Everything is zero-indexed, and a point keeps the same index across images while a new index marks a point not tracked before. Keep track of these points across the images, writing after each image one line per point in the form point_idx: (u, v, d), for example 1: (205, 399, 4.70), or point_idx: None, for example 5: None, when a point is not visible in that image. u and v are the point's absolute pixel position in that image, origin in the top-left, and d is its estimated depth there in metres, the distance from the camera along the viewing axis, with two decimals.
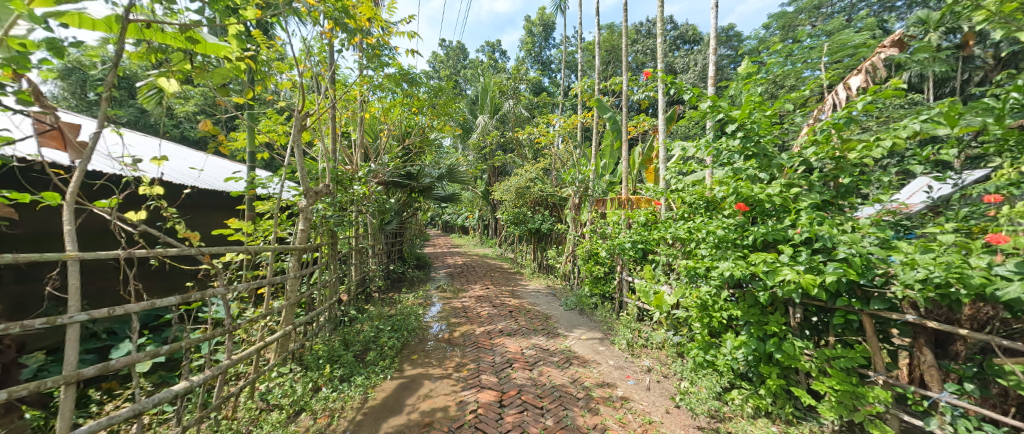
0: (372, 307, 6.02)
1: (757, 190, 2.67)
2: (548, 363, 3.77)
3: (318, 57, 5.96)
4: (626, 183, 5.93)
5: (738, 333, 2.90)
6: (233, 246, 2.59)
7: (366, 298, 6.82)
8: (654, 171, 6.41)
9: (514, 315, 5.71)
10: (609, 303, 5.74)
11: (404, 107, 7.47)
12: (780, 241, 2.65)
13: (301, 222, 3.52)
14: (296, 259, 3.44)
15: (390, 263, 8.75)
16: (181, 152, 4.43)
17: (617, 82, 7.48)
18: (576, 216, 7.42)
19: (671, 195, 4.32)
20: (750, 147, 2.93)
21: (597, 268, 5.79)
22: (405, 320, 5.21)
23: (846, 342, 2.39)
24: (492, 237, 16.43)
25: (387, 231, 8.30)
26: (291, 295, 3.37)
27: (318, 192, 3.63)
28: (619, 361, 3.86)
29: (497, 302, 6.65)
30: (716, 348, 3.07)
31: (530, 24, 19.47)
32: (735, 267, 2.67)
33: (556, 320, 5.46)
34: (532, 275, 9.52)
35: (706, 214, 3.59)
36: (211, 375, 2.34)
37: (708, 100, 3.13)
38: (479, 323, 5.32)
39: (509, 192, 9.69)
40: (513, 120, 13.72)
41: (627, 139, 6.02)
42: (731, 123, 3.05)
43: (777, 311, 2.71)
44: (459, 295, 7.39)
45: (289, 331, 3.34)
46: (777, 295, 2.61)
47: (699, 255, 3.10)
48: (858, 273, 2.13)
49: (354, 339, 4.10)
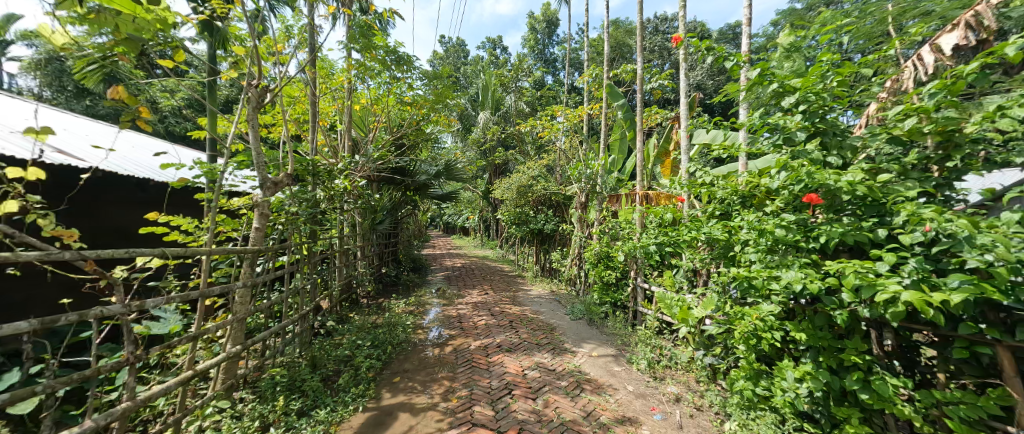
0: (357, 316, 5.41)
1: (832, 178, 2.04)
2: (555, 390, 3.14)
3: (298, 37, 5.38)
4: (640, 178, 5.30)
5: (799, 360, 2.29)
6: (144, 250, 1.95)
7: (353, 305, 6.22)
8: (670, 166, 5.77)
9: (514, 325, 5.09)
10: (621, 312, 5.13)
11: (397, 96, 6.86)
12: (865, 244, 2.01)
13: (255, 219, 2.90)
14: (250, 264, 2.84)
15: (383, 266, 8.16)
16: (80, 128, 3.60)
17: (629, 70, 6.84)
18: (583, 216, 6.81)
19: (700, 188, 3.69)
20: (816, 124, 2.31)
21: (608, 273, 5.19)
22: (391, 331, 4.60)
23: (965, 382, 1.76)
24: (492, 239, 15.85)
25: (379, 231, 7.71)
26: (243, 309, 2.78)
27: (279, 184, 3.01)
28: (640, 387, 3.24)
29: (496, 309, 6.03)
30: (767, 379, 2.45)
31: (534, 20, 18.84)
32: (805, 279, 2.03)
33: (562, 332, 4.85)
34: (534, 279, 8.87)
35: (748, 211, 2.98)
36: (101, 424, 1.71)
37: (761, 67, 2.50)
38: (476, 335, 4.69)
39: (511, 190, 9.06)
40: (515, 117, 13.09)
41: (642, 128, 5.38)
42: (789, 95, 2.43)
43: (855, 334, 2.08)
44: (455, 301, 6.78)
45: (239, 352, 2.74)
46: (860, 316, 1.99)
47: (747, 260, 2.47)
48: (1002, 290, 1.51)
49: (326, 357, 3.50)
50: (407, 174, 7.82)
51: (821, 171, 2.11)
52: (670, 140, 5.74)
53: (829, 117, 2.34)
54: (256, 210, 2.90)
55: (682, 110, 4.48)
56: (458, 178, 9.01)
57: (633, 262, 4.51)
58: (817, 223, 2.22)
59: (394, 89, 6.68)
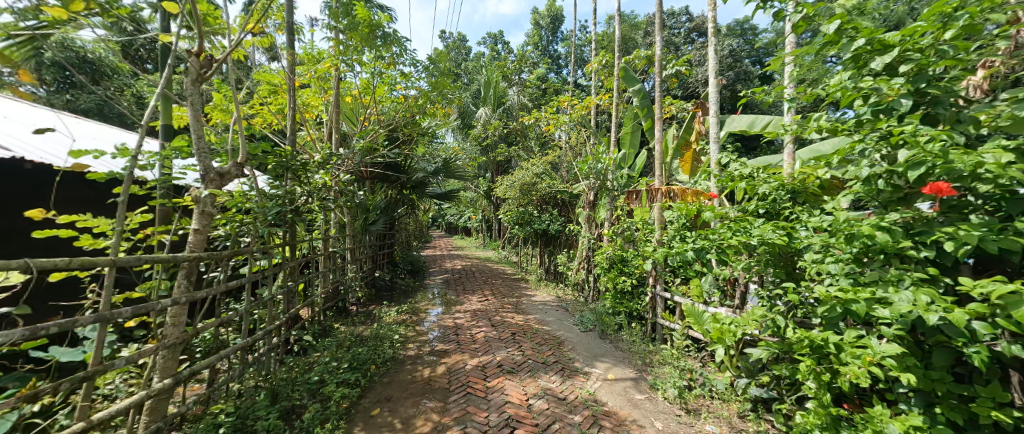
0: (343, 327, 4.87)
1: (968, 161, 1.44)
2: (566, 430, 2.59)
3: (276, 17, 4.89)
4: (659, 173, 4.71)
5: (899, 409, 1.71)
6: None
7: (341, 313, 5.69)
8: (690, 159, 5.16)
9: (517, 338, 4.51)
10: (637, 324, 4.56)
11: (389, 87, 6.32)
12: (1019, 253, 1.40)
13: (194, 219, 2.32)
14: (187, 276, 2.27)
15: (376, 269, 7.63)
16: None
17: (643, 56, 6.23)
18: (591, 216, 6.27)
19: (739, 181, 3.10)
20: (923, 91, 1.71)
21: (622, 280, 4.61)
22: (378, 346, 4.05)
23: None
24: (495, 239, 15.30)
25: (372, 232, 7.17)
26: (176, 332, 2.21)
27: (227, 176, 2.44)
28: (670, 424, 2.68)
29: (497, 319, 5.45)
30: (850, 429, 1.87)
31: (538, 15, 18.33)
32: (930, 304, 1.43)
33: (571, 347, 4.28)
34: (538, 283, 8.29)
35: (802, 209, 2.65)
36: None
37: (841, 17, 1.89)
38: (474, 351, 4.11)
39: (513, 189, 8.49)
40: (517, 112, 12.50)
41: (661, 116, 4.78)
42: (882, 57, 1.84)
43: (990, 379, 1.50)
44: (452, 309, 6.21)
45: (171, 387, 2.18)
46: (1006, 356, 1.40)
47: (822, 272, 1.89)
48: None
49: (293, 383, 2.95)
50: (402, 170, 7.45)
51: (947, 151, 1.50)
52: (690, 129, 5.14)
53: (940, 81, 1.74)
54: (196, 207, 2.33)
55: (711, 93, 3.87)
56: (457, 176, 8.45)
57: (654, 268, 3.91)
58: (929, 224, 1.63)
59: (386, 78, 6.13)
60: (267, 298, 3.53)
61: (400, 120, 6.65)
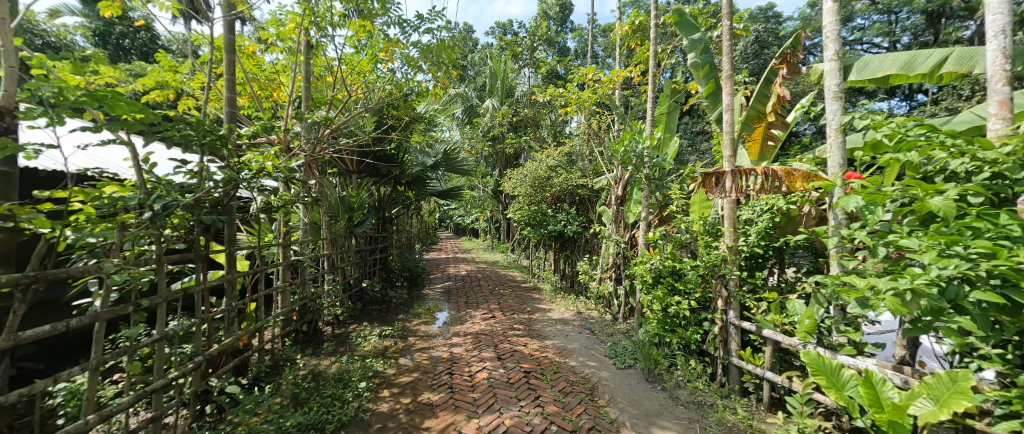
0: (304, 361, 3.71)
1: None
2: None
3: None
4: (728, 153, 3.41)
5: None
6: None
7: (310, 336, 4.54)
8: (761, 137, 3.87)
9: (532, 383, 3.26)
10: (698, 361, 3.30)
11: (374, 57, 5.10)
12: None
13: None
14: None
15: (364, 278, 6.49)
16: None
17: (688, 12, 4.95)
18: (622, 214, 5.03)
19: (919, 147, 1.82)
20: None
21: (676, 300, 3.34)
22: (338, 398, 2.87)
23: None
24: (504, 241, 14.06)
25: (359, 235, 6.05)
26: None
27: None
28: None
29: (506, 347, 4.21)
30: None
31: (547, 5, 17.20)
32: None
33: (609, 397, 3.05)
34: (554, 294, 7.04)
35: None
36: None
37: None
38: (471, 407, 2.89)
39: (524, 184, 7.26)
40: (527, 101, 11.30)
41: (729, 75, 3.50)
42: None
43: None
44: (450, 330, 4.98)
45: None
46: None
47: None
48: None
49: None
50: (395, 161, 6.32)
51: None
52: (764, 97, 3.79)
53: None
54: None
55: (828, 25, 2.59)
56: (460, 170, 7.29)
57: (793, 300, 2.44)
58: None
59: (370, 44, 4.93)
60: (168, 336, 2.38)
61: (388, 99, 5.46)
